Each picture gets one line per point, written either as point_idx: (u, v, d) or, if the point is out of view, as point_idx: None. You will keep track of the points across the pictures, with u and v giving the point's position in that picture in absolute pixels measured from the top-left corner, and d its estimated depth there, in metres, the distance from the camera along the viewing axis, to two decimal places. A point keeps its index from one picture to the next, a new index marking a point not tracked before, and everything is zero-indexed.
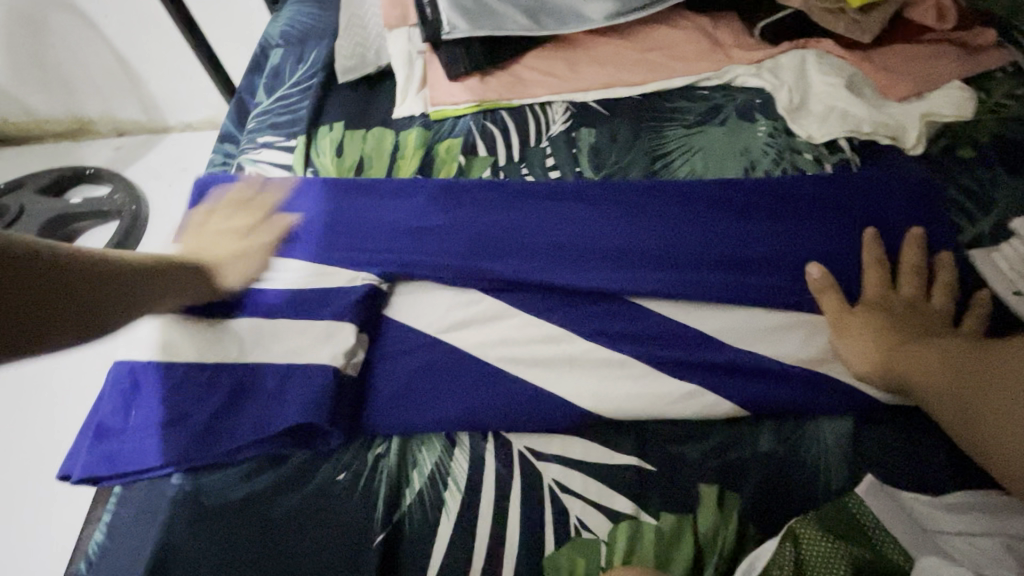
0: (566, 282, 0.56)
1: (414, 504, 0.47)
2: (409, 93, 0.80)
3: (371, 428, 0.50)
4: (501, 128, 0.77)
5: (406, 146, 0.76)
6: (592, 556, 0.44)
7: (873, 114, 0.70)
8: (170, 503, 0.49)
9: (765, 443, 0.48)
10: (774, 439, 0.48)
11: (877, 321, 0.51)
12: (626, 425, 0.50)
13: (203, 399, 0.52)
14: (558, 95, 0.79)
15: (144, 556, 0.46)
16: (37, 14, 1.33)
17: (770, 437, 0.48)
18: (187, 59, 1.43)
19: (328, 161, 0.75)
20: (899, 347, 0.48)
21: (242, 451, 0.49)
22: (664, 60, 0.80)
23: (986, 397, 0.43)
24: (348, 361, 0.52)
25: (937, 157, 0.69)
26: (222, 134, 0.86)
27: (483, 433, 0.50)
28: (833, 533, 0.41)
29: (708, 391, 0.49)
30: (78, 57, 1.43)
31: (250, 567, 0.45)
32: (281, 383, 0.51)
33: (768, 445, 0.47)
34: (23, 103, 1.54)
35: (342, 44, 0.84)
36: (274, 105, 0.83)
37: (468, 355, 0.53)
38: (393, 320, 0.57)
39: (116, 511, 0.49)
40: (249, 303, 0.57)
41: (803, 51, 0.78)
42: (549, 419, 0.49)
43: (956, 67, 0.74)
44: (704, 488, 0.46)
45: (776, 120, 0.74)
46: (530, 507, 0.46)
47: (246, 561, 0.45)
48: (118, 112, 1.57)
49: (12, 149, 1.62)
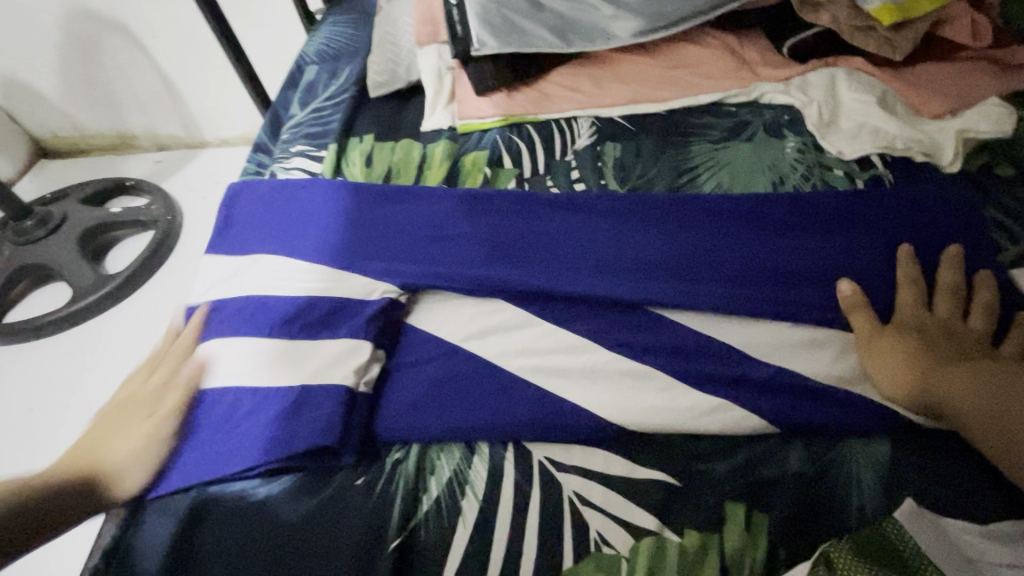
0: (588, 292, 0.55)
1: (430, 511, 0.45)
2: (437, 106, 0.82)
3: (386, 436, 0.49)
4: (527, 142, 0.78)
5: (433, 158, 0.77)
6: (612, 573, 0.42)
7: (906, 131, 0.69)
8: (188, 506, 0.48)
9: (796, 462, 0.46)
10: (805, 459, 0.46)
11: (912, 342, 0.48)
12: (649, 438, 0.48)
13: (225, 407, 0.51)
14: (583, 111, 0.79)
15: (160, 558, 0.45)
16: (91, 36, 1.41)
17: (801, 456, 0.46)
18: (227, 79, 1.50)
19: (358, 171, 0.76)
20: (935, 368, 0.46)
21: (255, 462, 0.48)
22: (691, 77, 0.80)
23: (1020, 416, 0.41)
24: (360, 378, 0.51)
25: (974, 174, 0.67)
26: (256, 145, 0.89)
27: (501, 441, 0.49)
28: (872, 558, 0.39)
29: (734, 405, 0.48)
30: (125, 76, 1.51)
31: (265, 567, 0.44)
32: (298, 391, 0.50)
33: (800, 465, 0.45)
34: (72, 118, 1.63)
35: (375, 61, 0.87)
36: (307, 118, 0.86)
37: (488, 363, 0.52)
38: (414, 327, 0.56)
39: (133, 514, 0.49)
40: (269, 308, 0.57)
41: (833, 68, 0.77)
42: (570, 429, 0.48)
43: (992, 85, 0.73)
44: (730, 506, 0.44)
45: (805, 137, 0.74)
46: (550, 519, 0.45)
47: (261, 563, 0.44)
48: (159, 128, 1.64)
49: (60, 161, 1.71)
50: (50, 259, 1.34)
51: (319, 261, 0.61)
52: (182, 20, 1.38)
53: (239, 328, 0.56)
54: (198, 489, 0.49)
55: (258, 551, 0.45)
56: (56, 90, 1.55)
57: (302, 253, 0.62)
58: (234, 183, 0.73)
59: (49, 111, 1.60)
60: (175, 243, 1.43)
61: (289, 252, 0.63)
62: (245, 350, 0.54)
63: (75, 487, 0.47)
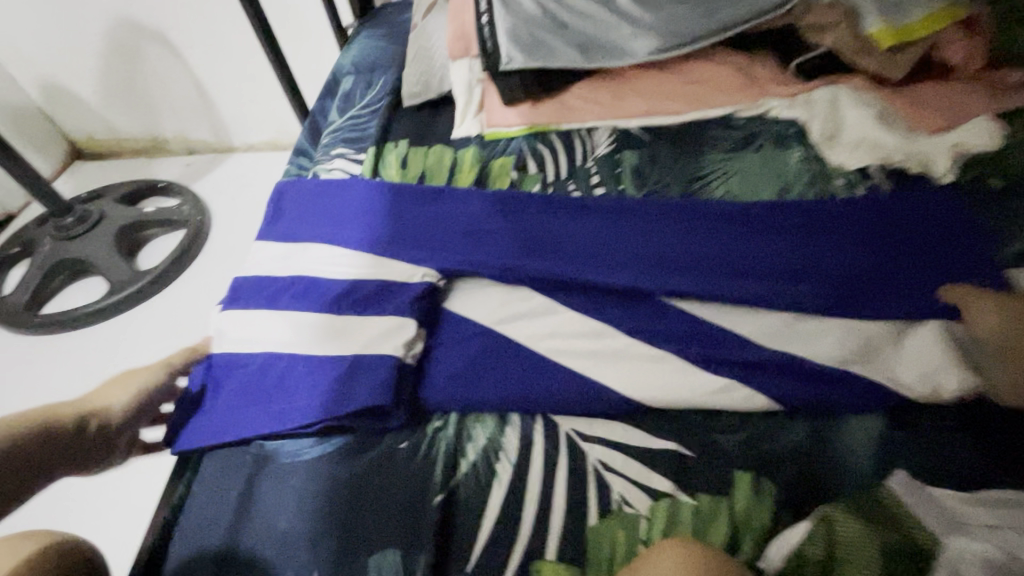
0: (609, 283, 0.61)
1: (468, 472, 0.51)
2: (467, 115, 0.89)
3: (427, 405, 0.55)
4: (550, 150, 0.84)
5: (464, 163, 0.83)
6: (631, 529, 0.47)
7: (903, 145, 0.75)
8: (247, 465, 0.53)
9: (797, 436, 0.51)
10: (805, 434, 0.51)
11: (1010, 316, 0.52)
12: (664, 415, 0.53)
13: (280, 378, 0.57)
14: (603, 121, 0.86)
15: (222, 508, 0.50)
16: (133, 44, 1.50)
17: (802, 430, 0.51)
18: (258, 87, 1.58)
19: (395, 173, 0.83)
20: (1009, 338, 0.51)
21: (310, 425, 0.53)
22: (703, 92, 0.86)
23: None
24: (408, 352, 0.57)
25: (967, 185, 0.73)
26: (296, 149, 0.95)
27: (531, 414, 0.54)
28: (867, 519, 0.43)
29: (742, 385, 0.53)
30: (162, 82, 1.59)
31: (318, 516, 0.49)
32: (350, 365, 0.55)
33: (801, 437, 0.51)
34: (108, 122, 1.71)
35: (409, 73, 0.94)
36: (346, 124, 0.93)
37: (519, 345, 0.58)
38: (450, 312, 0.62)
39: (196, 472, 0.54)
40: (319, 292, 0.63)
41: (837, 86, 0.83)
42: (594, 404, 0.53)
43: (985, 103, 0.78)
44: (738, 473, 0.49)
45: (810, 149, 0.79)
46: (576, 482, 0.50)
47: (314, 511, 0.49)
48: (190, 133, 1.72)
49: (95, 163, 1.80)
50: (88, 254, 1.42)
51: (364, 252, 0.67)
52: (219, 31, 1.46)
53: (293, 309, 0.62)
54: (257, 446, 0.54)
55: (312, 501, 0.49)
56: (96, 95, 1.63)
57: (348, 245, 0.68)
58: (282, 183, 0.80)
59: (87, 114, 1.69)
60: (205, 242, 1.49)
61: (334, 243, 0.68)
62: (299, 328, 0.60)
63: (78, 427, 0.52)
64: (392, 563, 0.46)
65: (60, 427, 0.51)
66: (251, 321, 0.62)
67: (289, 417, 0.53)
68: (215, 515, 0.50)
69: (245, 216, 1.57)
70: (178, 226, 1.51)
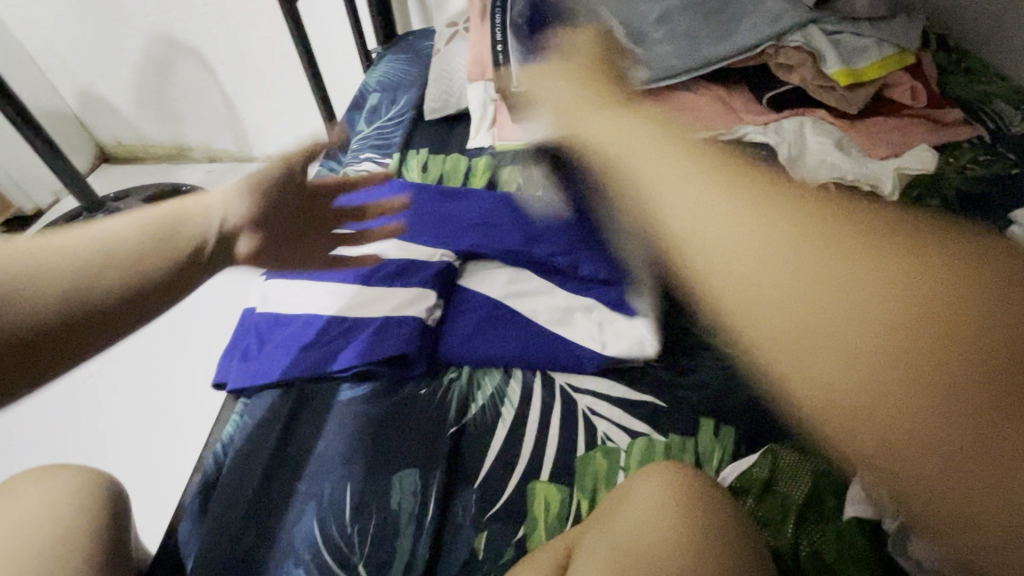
0: (600, 267, 0.71)
1: (478, 413, 0.60)
2: (481, 128, 1.02)
3: (444, 359, 0.65)
4: (553, 161, 0.96)
5: (477, 170, 0.95)
6: (613, 460, 0.56)
7: (856, 167, 0.87)
8: (291, 404, 0.62)
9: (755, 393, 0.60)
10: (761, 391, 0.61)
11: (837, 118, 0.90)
12: (644, 375, 0.63)
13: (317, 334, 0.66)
14: (599, 140, 0.99)
15: (272, 435, 0.60)
16: (169, 59, 1.62)
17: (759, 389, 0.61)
18: (282, 101, 1.70)
19: (417, 176, 0.95)
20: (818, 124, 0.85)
21: (345, 371, 0.63)
22: (687, 118, 0.99)
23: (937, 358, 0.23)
24: (428, 315, 0.67)
25: (910, 203, 0.85)
26: (326, 153, 1.07)
27: (532, 370, 0.64)
28: (803, 453, 0.53)
29: (708, 351, 0.63)
30: (193, 94, 1.71)
31: (351, 442, 0.58)
32: (379, 326, 0.65)
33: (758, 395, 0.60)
34: (137, 129, 1.83)
35: (431, 91, 1.07)
36: (372, 133, 1.05)
37: (522, 314, 0.68)
38: (464, 287, 0.73)
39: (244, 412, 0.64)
40: (351, 267, 0.73)
41: (802, 117, 0.96)
42: (585, 362, 0.64)
43: (927, 136, 0.92)
44: (703, 421, 0.59)
45: (777, 168, 0.92)
46: (568, 424, 0.59)
47: (349, 440, 0.58)
48: (214, 142, 1.85)
49: (123, 166, 1.91)
50: None
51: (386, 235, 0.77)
52: (251, 51, 1.58)
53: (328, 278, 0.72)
54: (299, 388, 0.64)
55: (345, 432, 0.59)
56: (128, 104, 1.76)
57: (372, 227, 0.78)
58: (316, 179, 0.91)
59: (118, 121, 1.81)
60: None
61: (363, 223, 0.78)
62: (334, 294, 0.70)
63: (181, 263, 0.52)
64: (412, 480, 0.55)
65: (153, 276, 0.50)
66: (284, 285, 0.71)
67: (326, 364, 0.63)
68: (262, 445, 0.59)
69: None
70: None
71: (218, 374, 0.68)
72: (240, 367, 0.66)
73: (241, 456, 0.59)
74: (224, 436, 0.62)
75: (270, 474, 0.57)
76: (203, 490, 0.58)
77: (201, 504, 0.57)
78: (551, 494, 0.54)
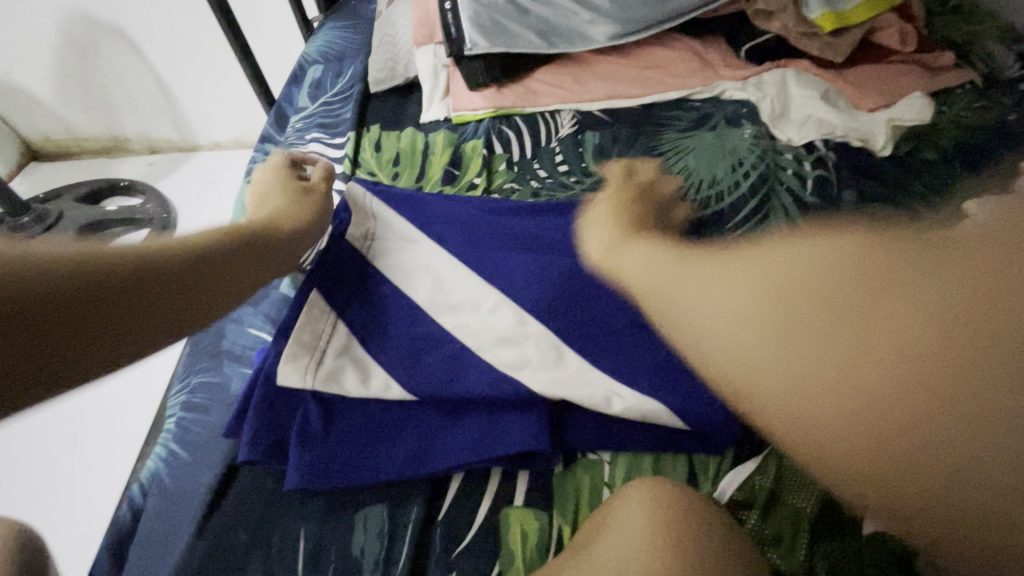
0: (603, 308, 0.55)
1: None
2: (434, 99, 0.91)
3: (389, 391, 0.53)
4: (516, 132, 0.86)
5: (436, 146, 0.85)
6: (595, 475, 0.50)
7: (845, 121, 0.80)
8: (223, 449, 0.52)
9: None
10: None
11: None
12: (619, 452, 0.50)
13: (227, 407, 0.55)
14: (566, 105, 0.88)
15: (193, 491, 0.50)
16: (91, 41, 1.44)
17: None
18: (222, 83, 1.54)
19: (369, 157, 0.84)
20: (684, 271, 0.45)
21: (276, 420, 0.51)
22: (660, 76, 0.90)
23: (982, 309, 0.29)
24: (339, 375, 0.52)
25: (904, 157, 0.78)
26: (264, 135, 0.95)
27: (477, 440, 0.49)
28: None
29: (701, 424, 0.48)
30: (121, 80, 1.53)
31: (291, 501, 0.49)
32: (490, 393, 0.50)
33: None
34: (64, 121, 1.64)
35: (376, 59, 0.95)
36: (317, 110, 0.93)
37: (476, 370, 0.52)
38: (397, 318, 0.56)
39: (166, 454, 0.53)
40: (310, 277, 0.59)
41: (784, 69, 0.88)
42: (532, 436, 0.48)
43: (918, 83, 0.84)
44: None
45: (760, 126, 0.83)
46: None
47: (284, 499, 0.49)
48: (153, 131, 1.67)
49: (52, 163, 1.73)
50: None
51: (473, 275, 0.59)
52: (182, 27, 1.41)
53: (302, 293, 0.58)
54: (228, 440, 0.53)
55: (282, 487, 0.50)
56: (50, 92, 1.56)
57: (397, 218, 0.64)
58: None
59: (42, 113, 1.62)
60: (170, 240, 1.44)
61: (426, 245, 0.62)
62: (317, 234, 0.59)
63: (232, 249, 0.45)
64: (377, 520, 0.48)
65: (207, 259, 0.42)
66: (319, 325, 0.55)
67: (429, 462, 0.49)
68: (187, 499, 0.50)
69: (212, 214, 1.54)
70: (142, 225, 1.45)
71: (169, 394, 0.60)
72: (189, 396, 0.57)
73: (166, 500, 0.50)
74: (143, 478, 0.53)
75: (201, 523, 0.48)
76: (117, 540, 0.51)
77: (116, 560, 0.49)
78: (528, 521, 0.48)
